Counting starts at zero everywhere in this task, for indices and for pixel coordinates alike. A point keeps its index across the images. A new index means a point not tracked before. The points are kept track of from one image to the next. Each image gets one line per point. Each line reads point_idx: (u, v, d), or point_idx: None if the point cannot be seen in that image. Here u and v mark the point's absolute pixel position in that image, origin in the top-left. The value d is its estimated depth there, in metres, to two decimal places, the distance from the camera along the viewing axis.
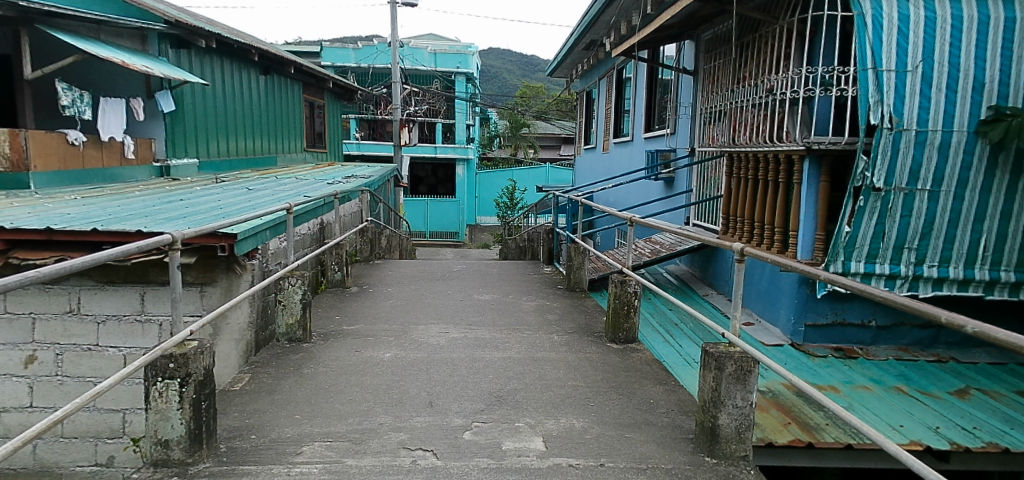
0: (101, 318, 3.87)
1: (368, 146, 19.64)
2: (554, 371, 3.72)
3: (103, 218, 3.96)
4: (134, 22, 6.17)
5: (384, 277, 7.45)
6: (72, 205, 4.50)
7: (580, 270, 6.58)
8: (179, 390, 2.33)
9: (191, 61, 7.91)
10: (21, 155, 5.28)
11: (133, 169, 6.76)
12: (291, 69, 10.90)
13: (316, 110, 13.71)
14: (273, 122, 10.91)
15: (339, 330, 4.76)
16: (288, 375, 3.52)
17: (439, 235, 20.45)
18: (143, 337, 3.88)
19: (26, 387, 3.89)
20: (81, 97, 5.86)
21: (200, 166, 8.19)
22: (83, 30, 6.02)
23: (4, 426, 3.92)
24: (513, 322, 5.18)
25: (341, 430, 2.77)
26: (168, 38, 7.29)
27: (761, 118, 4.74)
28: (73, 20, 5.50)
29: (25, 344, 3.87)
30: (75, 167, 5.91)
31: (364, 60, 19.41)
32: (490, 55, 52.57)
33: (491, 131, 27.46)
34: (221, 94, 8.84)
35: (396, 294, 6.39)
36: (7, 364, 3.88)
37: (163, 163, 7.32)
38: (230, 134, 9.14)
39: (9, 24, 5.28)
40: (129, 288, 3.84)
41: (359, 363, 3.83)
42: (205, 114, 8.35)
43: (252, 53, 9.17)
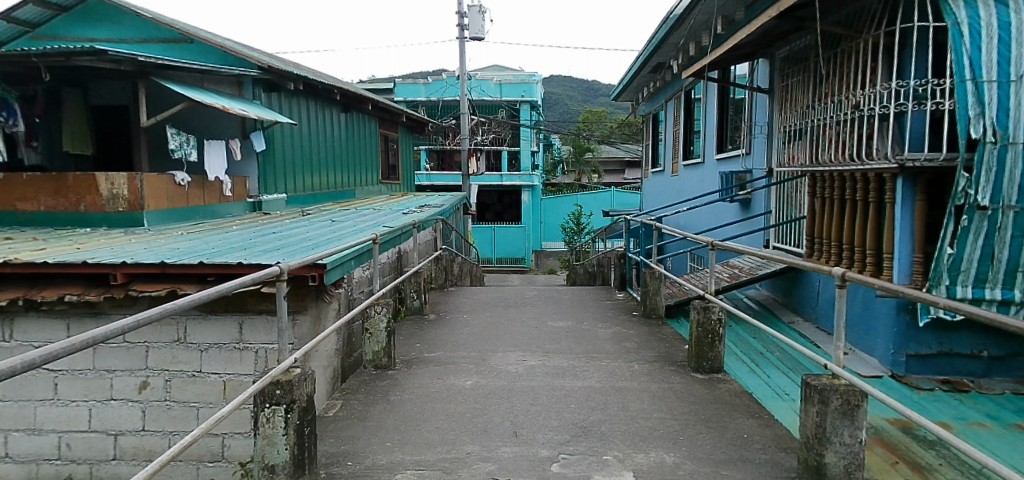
0: (205, 346, 4.13)
1: (438, 176, 20.23)
2: (638, 402, 3.63)
3: (208, 251, 4.26)
4: (232, 69, 6.67)
5: (459, 305, 7.58)
6: (179, 240, 4.87)
7: (656, 296, 6.42)
8: (284, 415, 2.41)
9: (281, 102, 8.44)
10: (138, 196, 5.81)
11: (228, 205, 7.25)
12: (369, 107, 11.43)
13: (390, 144, 14.24)
14: (352, 156, 11.43)
15: (420, 357, 4.85)
16: (376, 401, 3.62)
17: (506, 261, 20.58)
18: (241, 364, 4.12)
19: (140, 411, 4.18)
20: (188, 140, 6.37)
21: (288, 200, 8.67)
22: (189, 79, 6.57)
23: (120, 448, 4.20)
24: (590, 350, 5.11)
25: (431, 459, 2.80)
26: (261, 84, 7.83)
27: (846, 135, 4.53)
28: (181, 71, 6.00)
29: (140, 371, 4.17)
30: (181, 205, 6.40)
31: (433, 93, 20.10)
32: (552, 82, 53.29)
33: (555, 157, 27.76)
34: (307, 131, 9.36)
35: (472, 322, 6.46)
36: (124, 390, 4.18)
37: (255, 199, 7.80)
38: (313, 169, 9.64)
39: (129, 77, 5.83)
40: (229, 317, 4.09)
41: (442, 390, 3.89)
42: (292, 151, 8.86)
43: (335, 93, 9.70)
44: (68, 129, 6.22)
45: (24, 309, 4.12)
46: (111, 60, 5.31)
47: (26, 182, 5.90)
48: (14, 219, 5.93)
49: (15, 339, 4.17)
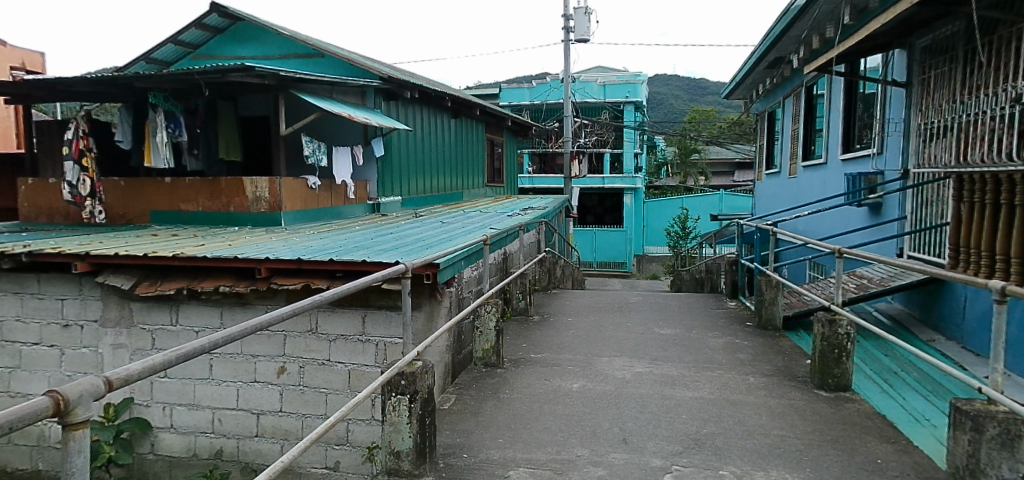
0: (332, 337, 4.46)
1: (541, 179, 20.40)
2: (755, 417, 3.46)
3: (337, 249, 4.60)
4: (357, 80, 7.13)
5: (563, 307, 7.59)
6: (310, 239, 5.28)
7: (772, 306, 6.07)
8: (409, 405, 2.56)
9: (398, 110, 8.90)
10: (277, 198, 6.39)
11: (351, 207, 7.77)
12: (477, 112, 11.76)
13: (495, 148, 14.56)
14: (461, 160, 11.81)
15: (527, 358, 4.92)
16: (487, 398, 3.73)
17: (607, 265, 20.31)
18: (364, 355, 4.40)
19: (278, 393, 4.59)
20: (319, 147, 6.90)
21: (402, 203, 9.13)
22: (319, 90, 7.11)
23: (261, 426, 4.63)
24: (701, 359, 4.94)
25: (542, 458, 2.84)
26: (381, 93, 8.32)
27: (1003, 132, 4.05)
28: (313, 83, 6.51)
29: (278, 357, 4.59)
30: (312, 206, 6.95)
31: (537, 97, 20.29)
32: (658, 81, 51.86)
33: (659, 159, 27.02)
34: (420, 137, 9.79)
35: (576, 325, 6.46)
36: (265, 373, 4.61)
37: (374, 201, 8.29)
38: (425, 173, 10.07)
39: (271, 91, 6.42)
40: (354, 311, 4.40)
41: (550, 391, 3.92)
42: (407, 156, 9.31)
43: (446, 99, 10.06)
44: (223, 138, 6.94)
45: (188, 297, 4.67)
46: (257, 76, 5.87)
47: (188, 186, 6.61)
48: (177, 218, 6.67)
49: (179, 323, 4.72)
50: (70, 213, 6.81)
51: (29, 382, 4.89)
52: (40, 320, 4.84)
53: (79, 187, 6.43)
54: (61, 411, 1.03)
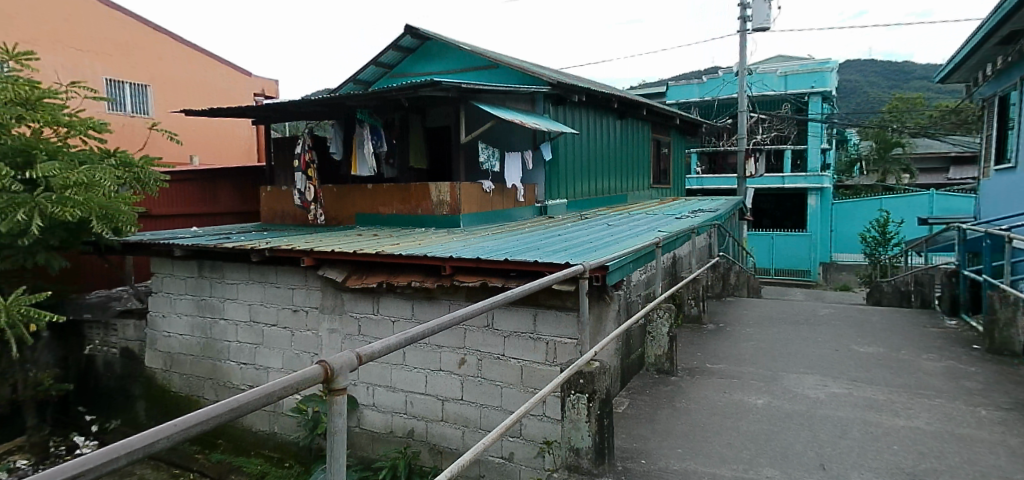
0: (506, 333, 4.72)
1: (710, 180, 19.35)
2: (990, 456, 2.94)
3: (510, 250, 4.82)
4: (529, 87, 7.39)
5: (739, 317, 7.12)
6: (485, 240, 5.60)
7: (1009, 328, 5.10)
8: (587, 403, 2.62)
9: (566, 114, 9.05)
10: (456, 201, 6.88)
11: (521, 209, 8.09)
12: (645, 112, 11.52)
13: (662, 148, 14.13)
14: (626, 162, 11.66)
15: (704, 367, 4.71)
16: (663, 406, 3.64)
17: (787, 273, 18.56)
18: (535, 352, 4.59)
19: (459, 382, 4.94)
20: (493, 153, 7.30)
21: (568, 205, 9.27)
22: (495, 99, 7.49)
23: (445, 412, 5.00)
24: (912, 384, 4.32)
25: (727, 475, 2.71)
26: (551, 98, 8.53)
27: None
28: (489, 92, 6.88)
29: (459, 349, 4.94)
30: (487, 209, 7.36)
31: (708, 92, 19.23)
32: (850, 68, 46.29)
33: (851, 154, 24.11)
34: (586, 140, 9.85)
35: (757, 336, 6.02)
36: (448, 363, 4.99)
37: (541, 204, 8.53)
38: (591, 176, 10.11)
39: (453, 102, 6.92)
40: (526, 309, 4.61)
41: (731, 405, 3.71)
42: (573, 159, 9.43)
43: (613, 101, 10.00)
44: (414, 149, 7.69)
45: (386, 290, 5.22)
46: (442, 89, 6.37)
47: (385, 191, 7.38)
48: (376, 220, 7.45)
49: (379, 313, 5.29)
50: (297, 215, 7.97)
51: (267, 357, 5.78)
52: (276, 304, 5.73)
53: (306, 193, 7.49)
54: (327, 379, 1.34)
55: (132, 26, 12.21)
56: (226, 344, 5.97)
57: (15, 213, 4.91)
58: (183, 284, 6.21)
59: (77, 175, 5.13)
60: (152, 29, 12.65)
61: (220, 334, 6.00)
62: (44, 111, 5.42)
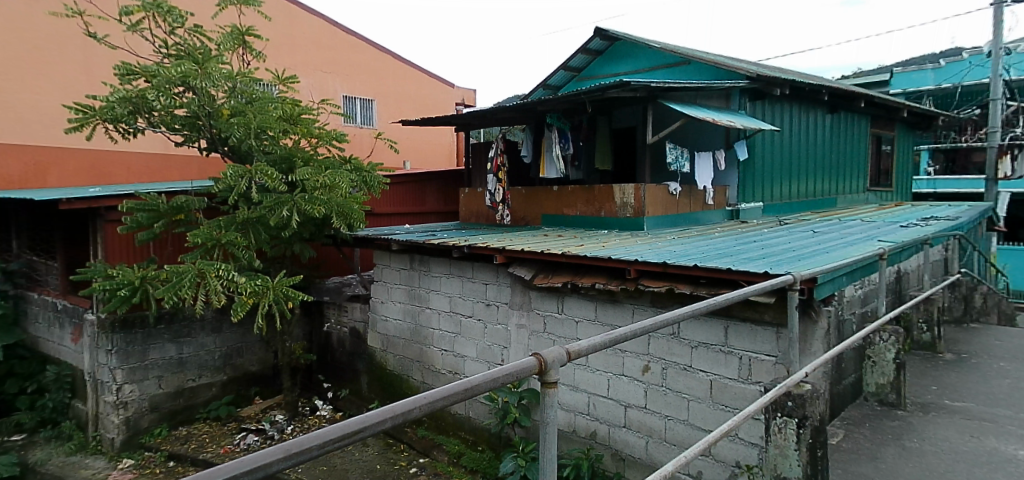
0: (695, 343, 4.53)
1: (948, 182, 16.39)
2: None
3: (698, 255, 4.61)
4: (725, 83, 6.96)
5: (989, 347, 5.93)
6: (672, 244, 5.42)
7: None
8: (797, 429, 2.44)
9: (765, 109, 8.36)
10: (641, 204, 6.76)
11: (710, 213, 7.71)
12: (862, 104, 10.16)
13: (884, 146, 12.34)
14: (837, 161, 10.40)
15: (941, 404, 4.02)
16: (887, 442, 3.19)
17: None
18: (727, 367, 4.35)
19: (643, 390, 4.84)
20: (682, 153, 7.06)
21: (765, 209, 8.56)
22: (687, 97, 7.20)
23: (628, 419, 4.93)
24: None
25: None
26: (749, 93, 7.93)
27: None
28: (681, 90, 6.63)
29: (643, 355, 4.85)
30: (673, 212, 7.14)
31: (947, 79, 16.35)
32: None
33: None
34: (788, 138, 9.00)
35: (1015, 374, 4.96)
36: (632, 369, 4.93)
37: (733, 207, 8.00)
38: (793, 177, 9.21)
39: (642, 101, 6.79)
40: (717, 320, 4.40)
41: (981, 452, 3.12)
42: (772, 158, 8.68)
43: (823, 93, 8.97)
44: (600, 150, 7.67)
45: (570, 290, 5.32)
46: (631, 89, 6.29)
47: (569, 192, 7.47)
48: (560, 221, 7.58)
49: (564, 312, 5.41)
50: (489, 215, 8.47)
51: (464, 346, 6.25)
52: (472, 298, 6.16)
53: (495, 195, 8.05)
54: (541, 371, 1.44)
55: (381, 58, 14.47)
56: (430, 330, 6.59)
57: (280, 209, 5.93)
58: (398, 275, 6.98)
59: (322, 178, 6.01)
60: (397, 62, 14.87)
61: (425, 321, 6.63)
62: (302, 124, 6.47)
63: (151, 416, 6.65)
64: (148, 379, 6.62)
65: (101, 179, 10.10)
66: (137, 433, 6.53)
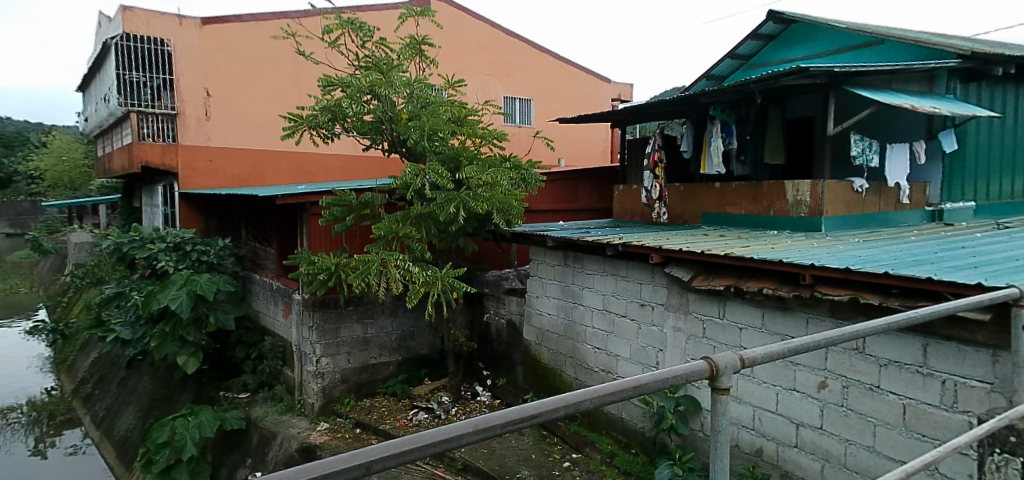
0: (884, 361, 4.04)
1: None
2: None
3: (888, 261, 4.09)
4: (928, 63, 6.06)
5: None
6: (856, 247, 4.86)
7: None
8: None
9: (982, 92, 7.14)
10: (818, 203, 6.17)
11: (905, 213, 6.82)
12: None
13: None
14: None
15: None
16: None
17: None
18: (925, 391, 3.82)
19: (819, 409, 4.42)
20: (870, 145, 6.32)
21: (978, 210, 7.33)
22: (878, 82, 6.40)
23: (800, 438, 4.54)
24: None
25: None
26: (961, 74, 6.82)
27: None
28: (871, 75, 5.91)
29: (820, 370, 4.43)
30: (858, 212, 6.41)
31: None
32: None
33: None
34: (1012, 125, 7.60)
35: None
36: (805, 384, 4.52)
37: (935, 207, 6.97)
38: (1017, 171, 7.77)
39: (822, 88, 6.18)
40: (913, 337, 3.88)
41: None
42: (989, 149, 7.40)
43: None
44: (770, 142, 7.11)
45: (734, 294, 5.02)
46: (810, 76, 5.74)
47: (734, 189, 7.03)
48: (723, 220, 7.15)
49: (726, 318, 5.13)
50: (644, 213, 8.27)
51: (618, 346, 6.18)
52: (627, 297, 6.07)
53: (652, 191, 7.94)
54: (712, 376, 1.39)
55: (547, 61, 14.89)
56: (583, 327, 6.61)
57: (448, 206, 6.33)
58: (552, 270, 7.09)
59: (485, 176, 6.31)
60: (561, 64, 15.19)
61: (579, 318, 6.67)
62: (468, 126, 6.85)
63: (342, 387, 7.50)
64: (340, 354, 7.47)
65: (305, 178, 11.70)
66: (332, 401, 7.41)
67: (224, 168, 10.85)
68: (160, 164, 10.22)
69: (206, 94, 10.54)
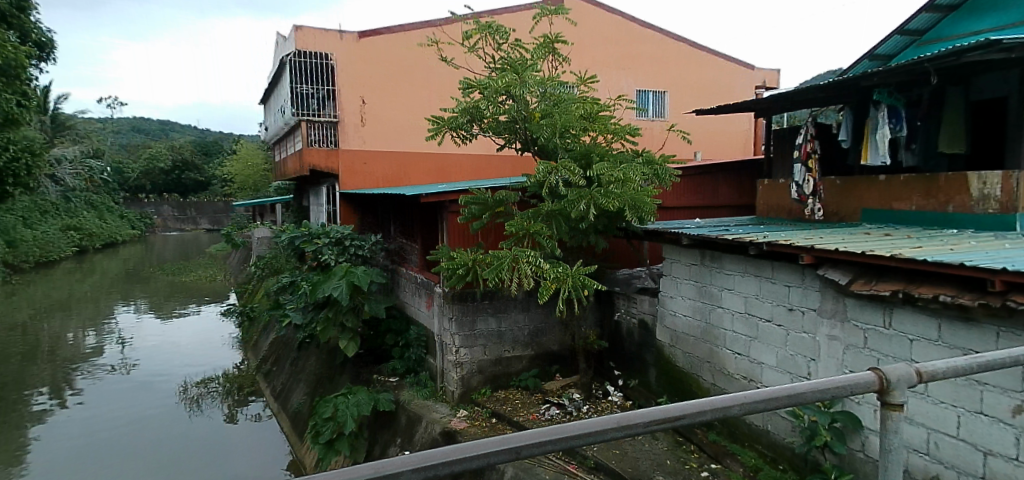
0: None
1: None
2: None
3: None
4: None
5: None
6: None
7: None
8: None
9: None
10: (1013, 197, 5.33)
11: None
12: None
13: None
14: None
15: None
16: None
17: None
18: None
19: (1014, 437, 3.80)
20: None
21: None
22: None
23: (989, 469, 3.92)
24: None
25: None
26: None
27: None
28: None
29: (1015, 393, 3.80)
30: None
31: None
32: None
33: None
34: None
35: None
36: (996, 408, 3.90)
37: None
38: None
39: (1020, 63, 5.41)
40: None
41: None
42: None
43: None
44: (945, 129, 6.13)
45: (901, 301, 4.47)
46: (1003, 49, 4.93)
47: (901, 182, 6.23)
48: (887, 218, 6.40)
49: (892, 327, 4.58)
50: (793, 210, 7.64)
51: (762, 352, 5.78)
52: (772, 300, 5.65)
53: (804, 186, 7.05)
54: (881, 388, 1.37)
55: (685, 52, 14.29)
56: (722, 331, 6.26)
57: (579, 203, 6.31)
58: (688, 270, 6.80)
59: (616, 173, 6.23)
60: (701, 54, 14.49)
61: (718, 321, 6.33)
62: (600, 121, 6.79)
63: (478, 377, 7.81)
64: (476, 346, 7.79)
65: (445, 177, 12.36)
66: (469, 390, 7.75)
67: (375, 170, 11.78)
68: (324, 167, 11.34)
69: (361, 102, 11.50)
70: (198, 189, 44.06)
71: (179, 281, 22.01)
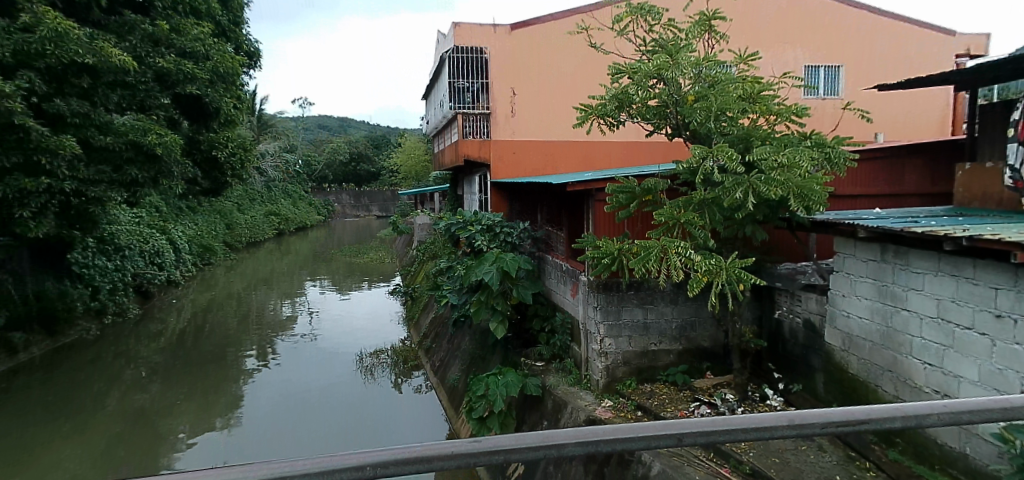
0: None
1: None
2: None
3: None
4: None
5: None
6: None
7: None
8: None
9: None
10: None
11: None
12: None
13: None
14: None
15: None
16: None
17: None
18: None
19: None
20: None
21: None
22: None
23: None
24: None
25: None
26: None
27: None
28: None
29: None
30: None
31: None
32: None
33: None
34: None
35: None
36: None
37: None
38: None
39: None
40: None
41: None
42: None
43: None
44: None
45: None
46: None
47: None
48: None
49: None
50: (1005, 197, 6.45)
51: (960, 364, 4.97)
52: (974, 305, 4.83)
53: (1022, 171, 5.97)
54: None
55: (871, 21, 12.64)
56: (908, 337, 5.50)
57: (735, 191, 5.90)
58: (864, 267, 6.06)
59: (780, 157, 5.71)
60: (890, 22, 12.71)
61: (903, 325, 5.56)
62: (761, 102, 6.26)
63: (624, 369, 7.69)
64: (622, 336, 7.66)
65: (593, 165, 12.33)
66: (615, 381, 7.65)
67: (525, 159, 12.05)
68: (477, 156, 11.88)
69: (512, 94, 11.82)
70: (371, 179, 48.43)
71: (355, 263, 24.47)
